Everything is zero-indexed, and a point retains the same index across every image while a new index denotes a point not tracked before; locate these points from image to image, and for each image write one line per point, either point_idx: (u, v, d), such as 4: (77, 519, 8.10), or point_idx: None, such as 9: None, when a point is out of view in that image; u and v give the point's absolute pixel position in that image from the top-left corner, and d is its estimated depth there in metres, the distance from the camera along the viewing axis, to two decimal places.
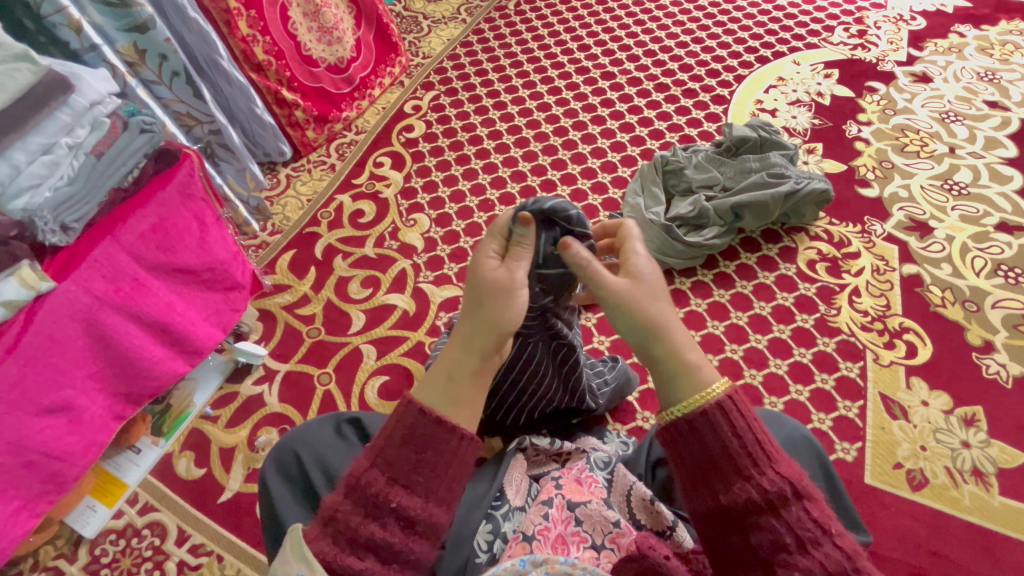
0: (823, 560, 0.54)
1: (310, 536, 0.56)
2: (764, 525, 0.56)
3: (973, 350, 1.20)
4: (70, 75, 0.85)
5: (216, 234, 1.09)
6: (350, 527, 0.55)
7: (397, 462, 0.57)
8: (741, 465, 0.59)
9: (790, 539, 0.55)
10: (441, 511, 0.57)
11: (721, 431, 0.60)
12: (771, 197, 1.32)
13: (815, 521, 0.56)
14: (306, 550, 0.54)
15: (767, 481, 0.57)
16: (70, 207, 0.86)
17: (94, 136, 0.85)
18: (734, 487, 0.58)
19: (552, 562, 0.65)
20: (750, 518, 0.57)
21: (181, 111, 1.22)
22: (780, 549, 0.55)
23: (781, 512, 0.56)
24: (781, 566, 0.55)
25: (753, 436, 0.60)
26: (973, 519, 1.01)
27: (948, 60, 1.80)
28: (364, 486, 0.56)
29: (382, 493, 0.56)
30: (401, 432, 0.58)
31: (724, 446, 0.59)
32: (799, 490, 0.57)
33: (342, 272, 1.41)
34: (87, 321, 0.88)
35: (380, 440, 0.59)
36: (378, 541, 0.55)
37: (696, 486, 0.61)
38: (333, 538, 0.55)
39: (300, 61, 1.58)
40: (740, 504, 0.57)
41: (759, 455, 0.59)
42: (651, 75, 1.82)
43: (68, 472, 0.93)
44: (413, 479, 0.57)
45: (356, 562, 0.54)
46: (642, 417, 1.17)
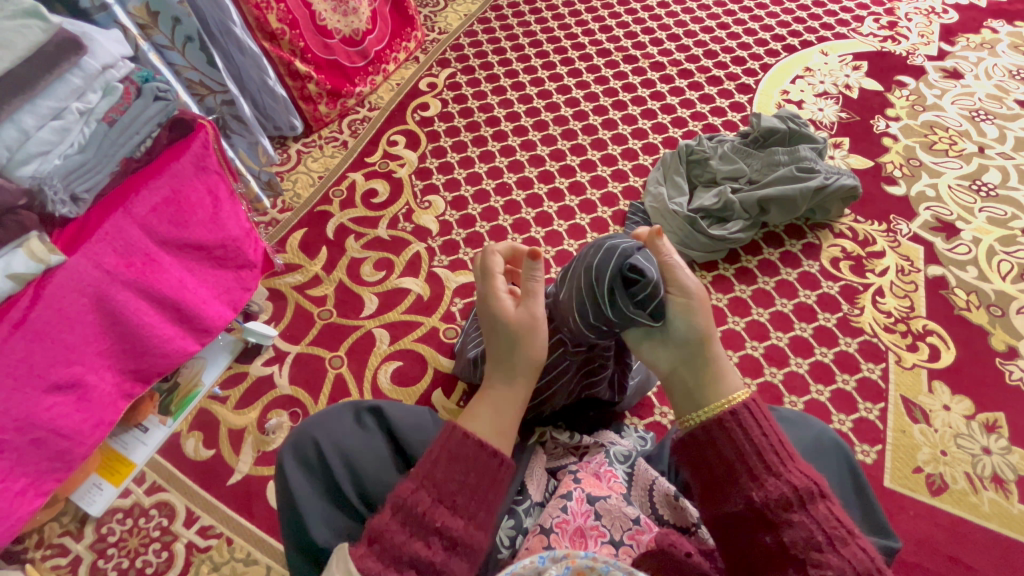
0: (853, 560, 0.53)
1: (355, 555, 0.53)
2: (796, 521, 0.56)
3: (997, 356, 1.19)
4: (82, 35, 0.79)
5: (230, 210, 1.05)
6: (395, 545, 0.54)
7: (443, 483, 0.57)
8: (768, 463, 0.60)
9: (821, 536, 0.54)
10: (482, 534, 0.57)
11: (748, 429, 0.62)
12: (800, 191, 1.29)
13: (841, 519, 0.56)
14: (350, 566, 0.52)
15: (794, 477, 0.58)
16: (80, 176, 0.81)
17: (106, 102, 0.81)
18: (766, 484, 0.58)
19: (573, 557, 0.59)
20: (781, 514, 0.57)
21: (193, 79, 1.17)
22: (811, 548, 0.54)
23: (810, 507, 0.56)
24: (813, 566, 0.53)
25: (777, 437, 0.61)
26: (991, 526, 1.00)
27: (979, 57, 1.75)
28: (411, 503, 0.55)
29: (432, 515, 0.55)
30: (447, 453, 0.58)
31: (752, 446, 0.61)
32: (825, 488, 0.58)
33: (355, 253, 1.38)
34: (96, 297, 0.85)
35: (426, 461, 0.58)
36: (421, 562, 0.53)
37: (726, 487, 0.61)
38: (379, 557, 0.53)
39: (314, 31, 1.51)
40: (774, 500, 0.57)
41: (784, 454, 0.60)
42: (675, 61, 1.77)
43: (76, 451, 0.90)
44: (458, 501, 0.56)
45: None
46: (660, 412, 1.16)
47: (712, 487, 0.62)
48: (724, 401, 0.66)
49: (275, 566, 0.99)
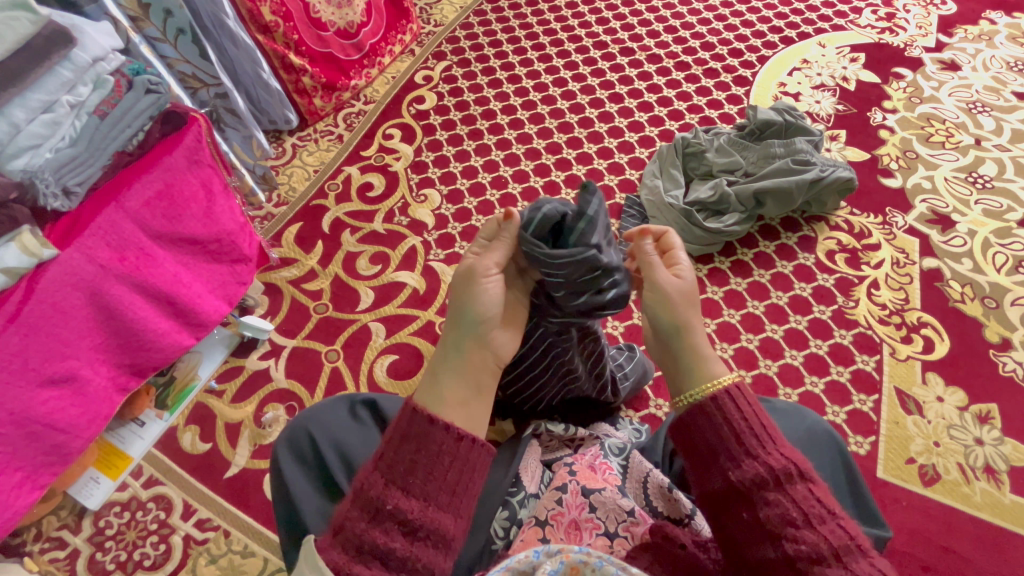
0: (829, 536, 0.53)
1: (319, 549, 0.53)
2: (773, 499, 0.56)
3: (991, 348, 1.19)
4: (71, 27, 0.79)
5: (223, 204, 1.04)
6: (356, 534, 0.53)
7: (396, 465, 0.56)
8: (747, 444, 0.60)
9: (797, 514, 0.55)
10: (446, 514, 0.55)
11: (728, 412, 0.62)
12: (795, 184, 1.29)
13: (820, 499, 0.56)
14: (320, 562, 0.51)
15: (772, 458, 0.58)
16: (73, 169, 0.81)
17: (97, 95, 0.81)
18: (743, 465, 0.59)
19: (568, 552, 0.60)
20: (757, 493, 0.57)
21: (186, 72, 1.17)
22: (788, 524, 0.55)
23: (787, 487, 0.57)
24: (789, 541, 0.54)
25: (758, 420, 0.61)
26: (983, 516, 1.01)
27: (977, 48, 1.75)
28: (367, 490, 0.55)
29: (385, 498, 0.54)
30: (399, 435, 0.58)
31: (730, 428, 0.61)
32: (805, 469, 0.58)
33: (350, 247, 1.38)
34: (90, 290, 0.84)
35: (378, 448, 0.58)
36: (383, 548, 0.52)
37: (706, 467, 0.62)
38: (341, 547, 0.53)
39: (309, 23, 1.50)
40: (749, 479, 0.58)
41: (764, 435, 0.60)
42: (672, 53, 1.76)
43: (72, 444, 0.90)
44: (410, 482, 0.55)
45: (362, 570, 0.52)
46: (655, 404, 1.16)
47: (692, 467, 0.63)
48: (708, 385, 0.65)
49: (272, 558, 1.00)
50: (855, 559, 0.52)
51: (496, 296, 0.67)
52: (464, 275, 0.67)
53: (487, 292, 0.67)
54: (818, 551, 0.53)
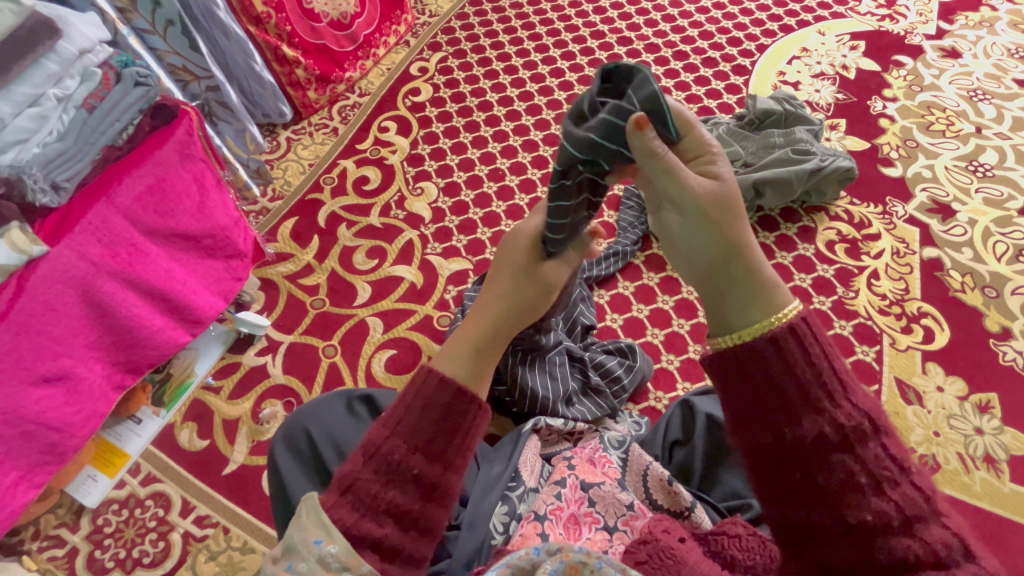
0: (901, 502, 0.45)
1: (328, 504, 0.51)
2: (837, 461, 0.46)
3: (991, 337, 1.19)
4: (57, 18, 0.77)
5: (217, 198, 1.03)
6: (369, 496, 0.51)
7: (418, 429, 0.53)
8: (813, 397, 0.47)
9: (865, 478, 0.45)
10: (459, 479, 0.54)
11: (792, 357, 0.48)
12: (795, 174, 1.27)
13: (893, 457, 0.46)
14: (325, 517, 0.50)
15: (840, 412, 0.47)
16: (61, 164, 0.79)
17: (84, 88, 0.79)
18: (804, 421, 0.47)
19: (566, 550, 0.57)
20: (820, 454, 0.46)
21: (176, 65, 1.14)
22: (852, 489, 0.45)
23: (857, 448, 0.46)
24: (851, 508, 0.45)
25: (827, 364, 0.48)
26: (983, 504, 1.01)
27: (978, 35, 1.73)
28: (384, 451, 0.52)
29: (406, 464, 0.52)
30: (422, 401, 0.54)
31: (793, 376, 0.48)
32: (876, 421, 0.47)
33: (347, 242, 1.36)
34: (82, 287, 0.83)
35: (399, 409, 0.54)
36: (397, 507, 0.51)
37: (756, 419, 0.49)
38: (351, 506, 0.51)
39: (301, 15, 1.48)
40: (811, 440, 0.47)
41: (833, 383, 0.48)
42: (670, 42, 1.73)
43: (68, 443, 0.89)
44: (432, 447, 0.53)
45: (375, 528, 0.50)
46: (655, 397, 1.15)
47: (736, 417, 0.50)
48: (776, 317, 0.50)
49: None
50: (927, 526, 0.44)
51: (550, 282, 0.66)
52: (528, 256, 0.65)
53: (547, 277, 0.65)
54: (885, 520, 0.44)
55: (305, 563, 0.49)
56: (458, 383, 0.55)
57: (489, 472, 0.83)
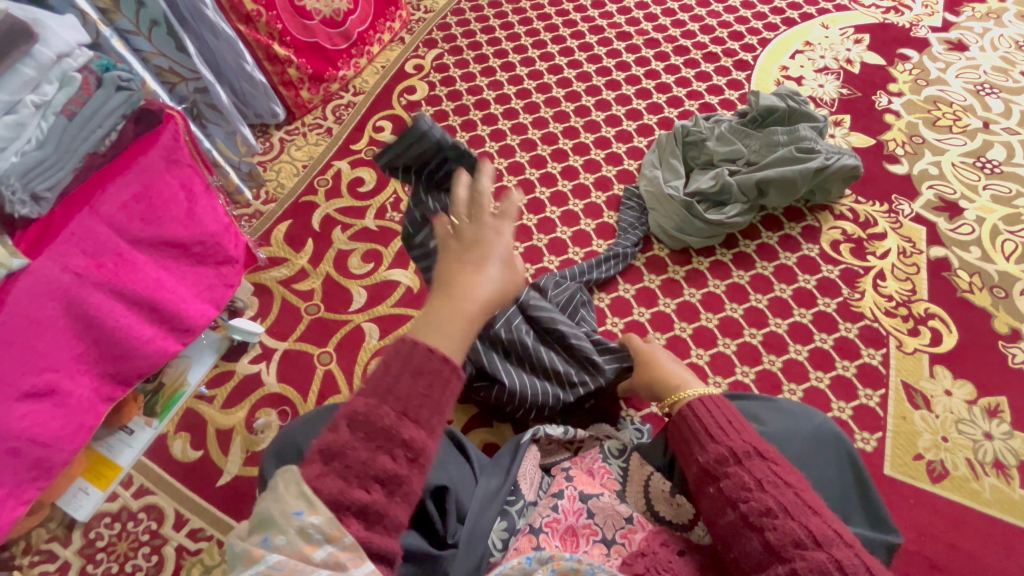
0: (778, 496, 0.59)
1: (309, 475, 0.47)
2: (731, 471, 0.63)
3: (1000, 339, 1.16)
4: (32, 22, 0.74)
5: (206, 204, 1.00)
6: (358, 461, 0.47)
7: (407, 394, 0.50)
8: (705, 434, 0.68)
9: (750, 479, 0.61)
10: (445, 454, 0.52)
11: (696, 414, 0.70)
12: (800, 173, 1.24)
13: (779, 472, 0.61)
14: (305, 487, 0.46)
15: (733, 442, 0.65)
16: (40, 173, 0.78)
17: (64, 93, 0.76)
18: (709, 449, 0.66)
19: (558, 559, 0.59)
20: (720, 469, 0.64)
21: (163, 66, 1.12)
22: (742, 488, 0.61)
23: (745, 462, 0.63)
24: (743, 501, 0.60)
25: (724, 416, 0.69)
26: (992, 512, 0.99)
27: (985, 27, 1.69)
28: (372, 417, 0.49)
29: (399, 431, 0.49)
30: (408, 365, 0.51)
31: (699, 423, 0.69)
32: (763, 449, 0.64)
33: (342, 245, 1.34)
34: (66, 300, 0.81)
35: (383, 374, 0.51)
36: (389, 475, 0.48)
37: (686, 459, 0.69)
38: (339, 474, 0.47)
39: (292, 13, 1.44)
40: (713, 459, 0.65)
41: (728, 427, 0.67)
42: (671, 37, 1.70)
43: (56, 457, 0.87)
44: (421, 413, 0.50)
45: (361, 494, 0.47)
46: (657, 403, 1.13)
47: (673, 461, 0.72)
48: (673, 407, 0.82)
49: None
50: (804, 514, 0.57)
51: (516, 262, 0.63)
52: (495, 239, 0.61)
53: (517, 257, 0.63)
54: (767, 508, 0.58)
55: (284, 536, 0.45)
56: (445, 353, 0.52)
57: (487, 484, 0.80)
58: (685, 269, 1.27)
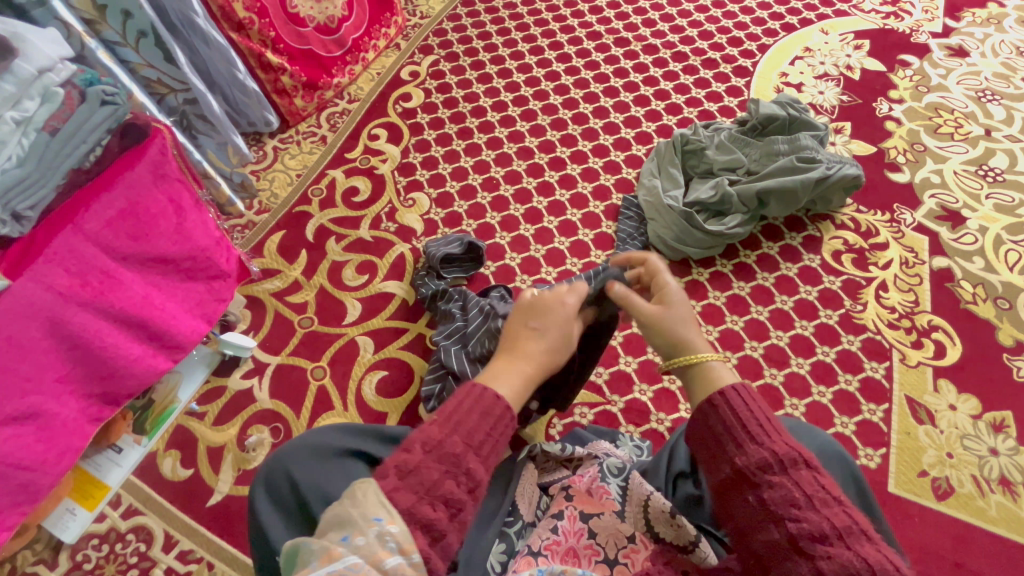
0: (831, 517, 0.49)
1: (386, 488, 0.48)
2: (776, 481, 0.52)
3: (1004, 351, 1.15)
4: (12, 36, 0.71)
5: (196, 219, 0.98)
6: (429, 481, 0.49)
7: (474, 430, 0.53)
8: (739, 434, 0.57)
9: (800, 494, 0.51)
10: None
11: (733, 407, 0.59)
12: (801, 183, 1.23)
13: (828, 487, 0.52)
14: (381, 496, 0.47)
15: (778, 445, 0.55)
16: (21, 192, 0.75)
17: (46, 109, 0.74)
18: (748, 451, 0.55)
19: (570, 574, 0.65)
20: (761, 476, 0.53)
21: (151, 78, 1.09)
22: (790, 504, 0.51)
23: (792, 471, 0.53)
24: (792, 520, 0.50)
25: (764, 413, 0.58)
26: (998, 530, 0.97)
27: (986, 33, 1.68)
28: (445, 445, 0.51)
29: (470, 458, 0.51)
30: (477, 405, 0.55)
31: (735, 418, 0.58)
32: (810, 457, 0.54)
33: (336, 256, 1.31)
34: (50, 321, 0.79)
35: (452, 407, 0.54)
36: (456, 497, 0.49)
37: (714, 457, 0.58)
38: (413, 489, 0.48)
39: (286, 20, 1.42)
40: (754, 463, 0.54)
41: (769, 427, 0.56)
42: (669, 43, 1.68)
43: (40, 481, 0.85)
44: (485, 448, 0.53)
45: (429, 512, 0.47)
46: (657, 419, 1.11)
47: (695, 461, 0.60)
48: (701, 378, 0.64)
49: None
50: (858, 541, 0.48)
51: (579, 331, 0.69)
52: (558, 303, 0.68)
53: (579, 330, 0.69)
54: (819, 531, 0.49)
55: (364, 537, 0.45)
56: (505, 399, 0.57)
57: (486, 506, 0.80)
58: (685, 280, 1.25)
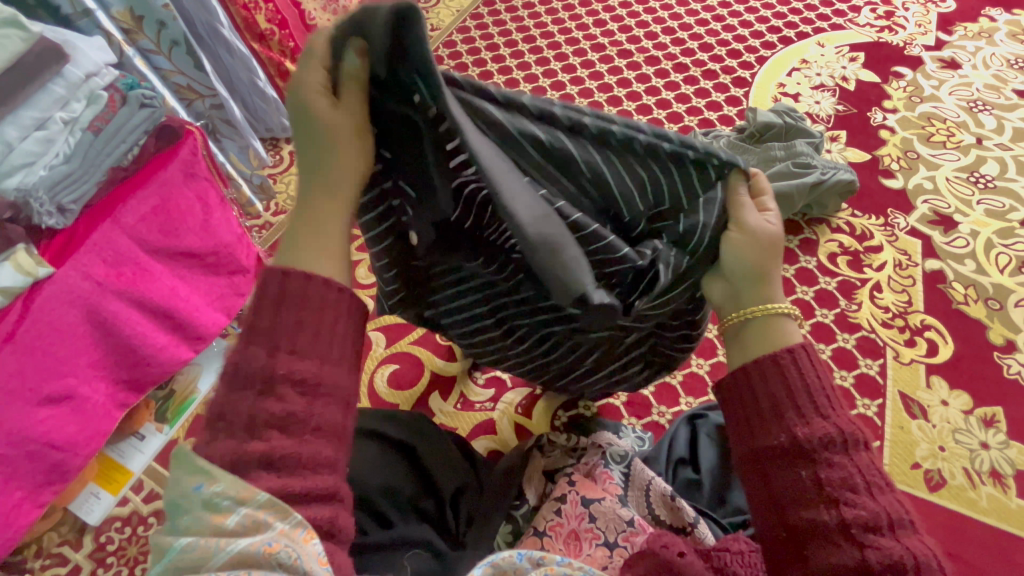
0: (887, 507, 0.49)
1: (204, 444, 0.47)
2: (837, 461, 0.50)
3: (995, 350, 1.18)
4: (64, 44, 0.78)
5: (222, 215, 1.02)
6: (244, 413, 0.46)
7: (273, 326, 0.48)
8: (801, 404, 0.53)
9: (860, 479, 0.50)
10: (342, 373, 0.50)
11: (802, 372, 0.54)
12: (796, 188, 1.28)
13: (881, 470, 0.51)
14: (198, 459, 0.45)
15: (844, 422, 0.52)
16: (66, 186, 0.81)
17: (91, 111, 0.80)
18: (812, 424, 0.52)
19: (552, 562, 0.56)
20: (823, 452, 0.51)
21: (181, 83, 1.16)
22: (848, 487, 0.50)
23: (853, 452, 0.51)
24: (846, 505, 0.49)
25: (830, 384, 0.54)
26: (989, 521, 1.01)
27: (977, 46, 1.74)
28: (244, 366, 0.47)
29: (274, 367, 0.47)
30: (272, 293, 0.49)
31: (801, 384, 0.54)
32: (869, 438, 0.53)
33: (349, 256, 1.37)
34: (86, 308, 0.84)
35: (249, 315, 0.49)
36: (281, 415, 0.46)
37: (766, 419, 0.54)
38: (231, 434, 0.46)
39: (304, 31, 1.49)
40: (818, 438, 0.51)
41: (835, 400, 0.53)
42: (670, 55, 1.75)
43: (71, 462, 0.89)
44: (297, 342, 0.48)
45: (259, 443, 0.45)
46: (658, 412, 1.14)
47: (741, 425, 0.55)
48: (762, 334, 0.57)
49: None
50: (907, 532, 0.48)
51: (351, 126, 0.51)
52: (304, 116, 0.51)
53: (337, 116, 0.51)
54: (874, 518, 0.48)
55: (190, 513, 0.44)
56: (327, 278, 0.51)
57: (492, 489, 0.83)
58: None
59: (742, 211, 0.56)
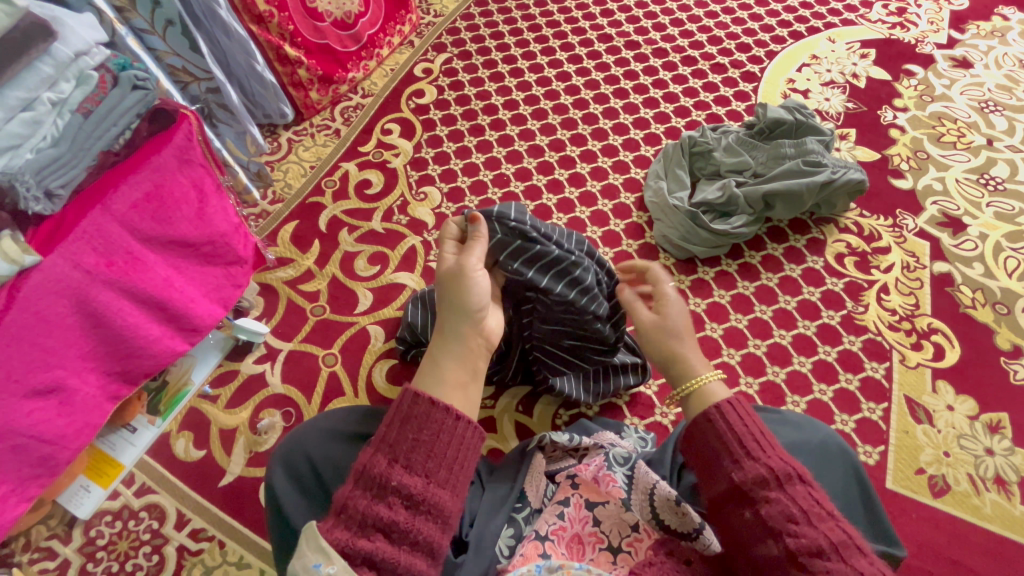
0: (827, 533, 0.55)
1: (324, 529, 0.53)
2: (773, 498, 0.59)
3: (1002, 355, 1.17)
4: (51, 19, 0.74)
5: (217, 204, 1.00)
6: (360, 511, 0.54)
7: (397, 443, 0.57)
8: (732, 450, 0.63)
9: (796, 510, 0.57)
10: (447, 495, 0.57)
11: (730, 421, 0.65)
12: (806, 186, 1.25)
13: (819, 500, 0.58)
14: (321, 541, 0.51)
15: (772, 460, 0.61)
16: (54, 171, 0.78)
17: (80, 92, 0.77)
18: (745, 466, 0.62)
19: (568, 568, 0.66)
20: (759, 491, 0.60)
21: (176, 65, 1.12)
22: (788, 520, 0.57)
23: (787, 487, 0.59)
24: (790, 536, 0.56)
25: (758, 427, 0.64)
26: (993, 528, 1.00)
27: (989, 45, 1.71)
28: (369, 468, 0.56)
29: (390, 477, 0.55)
30: (400, 417, 0.59)
31: (732, 431, 0.64)
32: (802, 471, 0.60)
33: (348, 247, 1.34)
34: (75, 298, 0.81)
35: (381, 429, 0.59)
36: (388, 521, 0.54)
37: (710, 469, 0.64)
38: (346, 525, 0.53)
39: (304, 14, 1.44)
40: (751, 479, 0.60)
41: (763, 441, 0.63)
42: (679, 47, 1.71)
43: (60, 455, 0.87)
44: (413, 459, 0.57)
45: (365, 543, 0.52)
46: (661, 413, 1.13)
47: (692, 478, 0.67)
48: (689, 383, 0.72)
49: (269, 569, 0.98)
50: (851, 554, 0.54)
51: (484, 287, 0.73)
52: (449, 278, 0.73)
53: (477, 285, 0.72)
54: (816, 546, 0.55)
55: None
56: (432, 397, 0.60)
57: (496, 491, 0.82)
58: (690, 279, 1.28)
59: (634, 309, 0.80)
